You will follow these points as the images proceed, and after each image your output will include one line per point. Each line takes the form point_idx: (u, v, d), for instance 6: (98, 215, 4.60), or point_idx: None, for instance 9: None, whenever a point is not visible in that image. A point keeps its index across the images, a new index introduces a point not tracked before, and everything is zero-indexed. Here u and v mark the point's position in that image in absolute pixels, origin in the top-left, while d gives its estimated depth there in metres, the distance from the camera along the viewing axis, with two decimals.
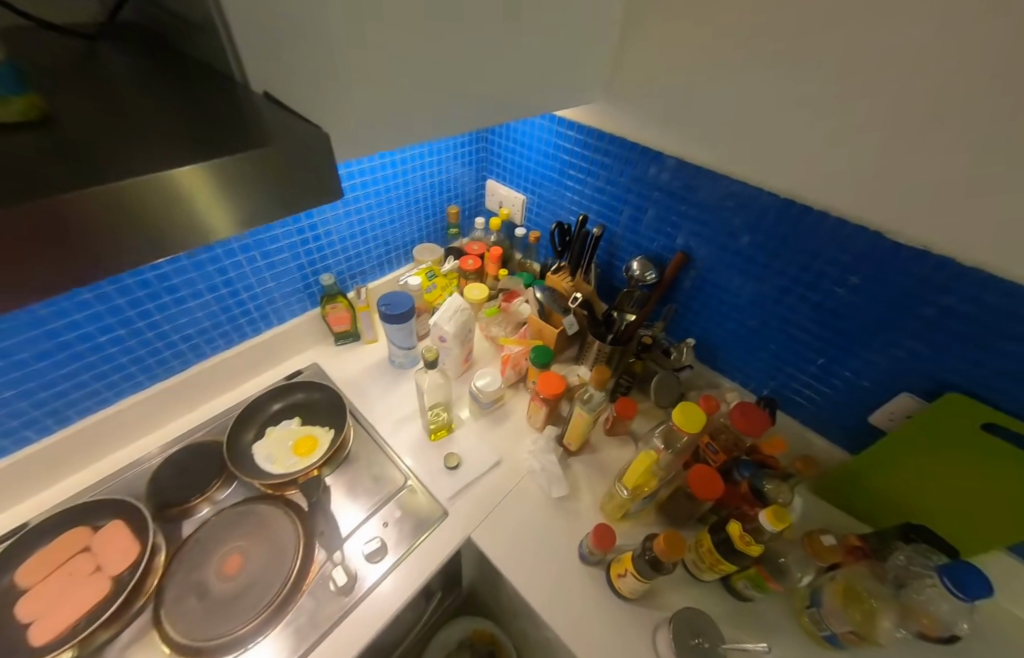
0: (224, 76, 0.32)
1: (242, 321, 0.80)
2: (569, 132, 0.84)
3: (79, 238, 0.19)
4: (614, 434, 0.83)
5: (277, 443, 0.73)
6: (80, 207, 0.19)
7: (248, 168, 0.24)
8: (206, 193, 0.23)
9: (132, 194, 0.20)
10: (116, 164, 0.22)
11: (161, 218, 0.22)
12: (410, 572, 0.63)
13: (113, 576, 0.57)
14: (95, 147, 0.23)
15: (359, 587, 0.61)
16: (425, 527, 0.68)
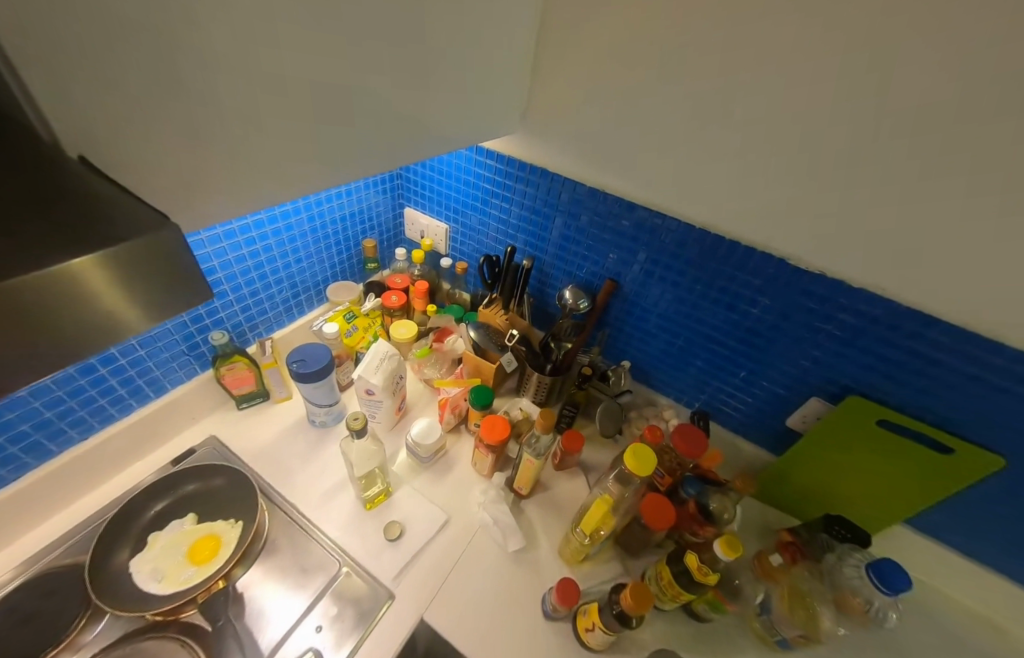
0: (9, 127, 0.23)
1: (103, 403, 0.63)
2: (489, 162, 0.81)
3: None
4: (563, 469, 0.81)
5: (164, 554, 0.59)
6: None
7: (148, 261, 0.20)
8: (61, 310, 0.17)
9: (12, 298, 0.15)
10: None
11: (58, 320, 0.17)
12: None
13: None
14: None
15: None
16: (369, 618, 0.59)
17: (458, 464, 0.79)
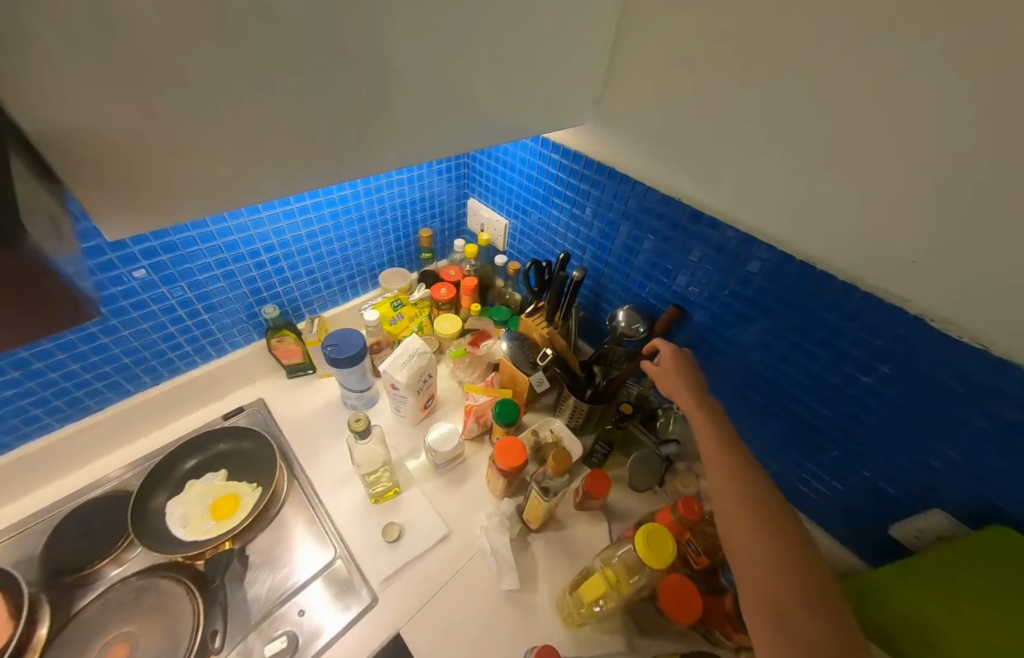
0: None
1: (172, 356, 0.72)
2: (554, 156, 0.73)
3: None
4: (583, 509, 0.72)
5: (194, 503, 0.65)
6: None
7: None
8: None
9: None
10: None
11: None
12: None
13: None
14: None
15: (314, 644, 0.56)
16: (350, 614, 0.59)
17: (473, 476, 0.75)
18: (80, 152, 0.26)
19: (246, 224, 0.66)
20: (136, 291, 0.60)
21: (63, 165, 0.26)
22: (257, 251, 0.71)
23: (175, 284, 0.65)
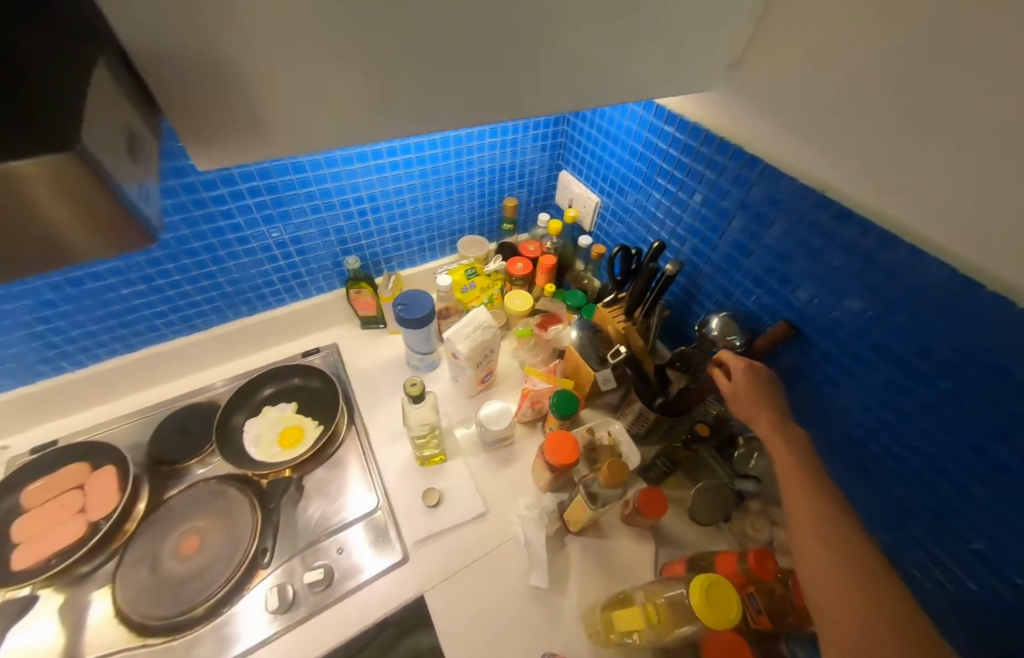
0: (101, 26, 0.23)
1: (265, 291, 0.78)
2: (668, 129, 0.64)
3: None
4: (630, 524, 0.67)
5: (266, 427, 0.71)
6: None
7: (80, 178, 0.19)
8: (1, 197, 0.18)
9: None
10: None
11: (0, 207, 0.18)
12: (350, 619, 0.57)
13: (91, 521, 0.59)
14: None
15: (350, 580, 0.59)
16: (387, 565, 0.61)
17: (518, 461, 0.73)
18: (184, 77, 0.26)
19: (338, 174, 0.68)
20: (240, 226, 0.66)
21: (166, 84, 0.26)
22: (348, 202, 0.73)
23: (273, 224, 0.69)
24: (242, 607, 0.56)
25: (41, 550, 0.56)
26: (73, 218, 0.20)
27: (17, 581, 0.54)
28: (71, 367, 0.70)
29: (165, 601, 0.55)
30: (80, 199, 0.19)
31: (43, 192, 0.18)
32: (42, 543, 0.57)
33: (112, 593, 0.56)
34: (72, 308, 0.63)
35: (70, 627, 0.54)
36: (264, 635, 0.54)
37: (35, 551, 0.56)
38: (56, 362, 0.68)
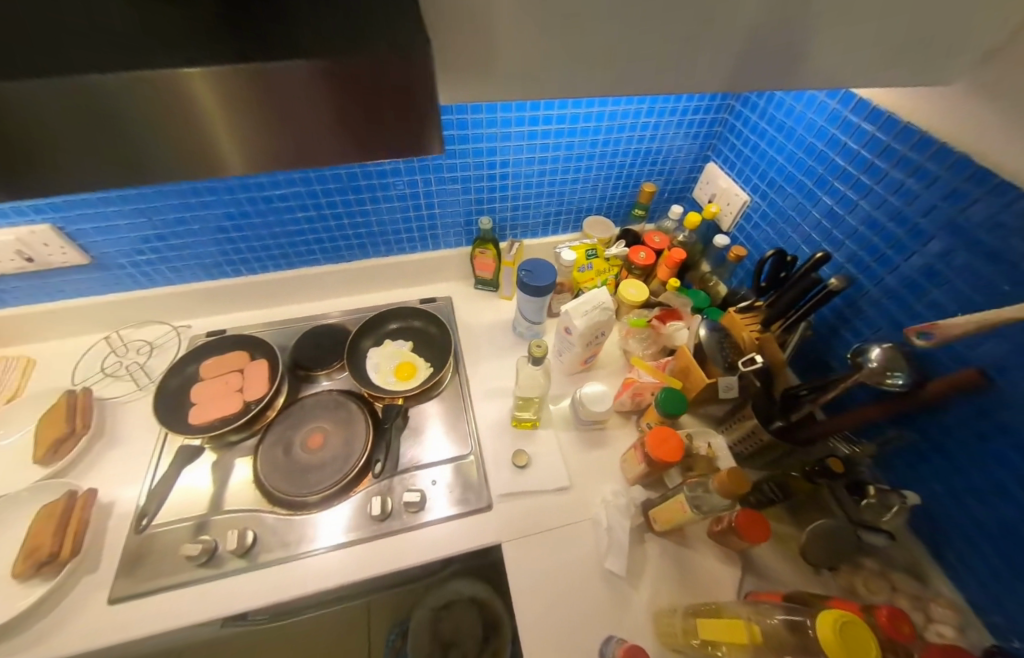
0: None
1: (404, 236, 0.86)
2: (864, 126, 0.56)
3: (115, 128, 0.21)
4: (719, 542, 0.63)
5: (385, 357, 0.78)
6: (109, 91, 0.20)
7: (240, 86, 0.22)
8: (184, 108, 0.21)
9: (156, 87, 0.20)
10: (172, 50, 0.21)
11: (185, 122, 0.22)
12: (413, 550, 0.61)
13: (246, 400, 0.70)
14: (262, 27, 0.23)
15: (420, 516, 0.63)
16: (450, 512, 0.64)
17: (608, 448, 0.72)
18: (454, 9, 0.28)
19: (493, 135, 0.71)
20: (399, 171, 0.73)
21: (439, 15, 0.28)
22: (494, 164, 0.76)
23: (426, 174, 0.75)
24: (323, 516, 0.63)
25: (209, 414, 0.69)
26: (240, 135, 0.24)
27: (191, 432, 0.67)
28: (246, 272, 0.83)
29: (290, 481, 0.64)
30: (236, 115, 0.23)
31: (206, 98, 0.21)
32: (211, 408, 0.69)
33: (253, 463, 0.66)
34: (259, 221, 0.75)
35: (220, 480, 0.66)
36: (335, 542, 0.61)
37: (205, 413, 0.69)
38: (238, 265, 0.82)
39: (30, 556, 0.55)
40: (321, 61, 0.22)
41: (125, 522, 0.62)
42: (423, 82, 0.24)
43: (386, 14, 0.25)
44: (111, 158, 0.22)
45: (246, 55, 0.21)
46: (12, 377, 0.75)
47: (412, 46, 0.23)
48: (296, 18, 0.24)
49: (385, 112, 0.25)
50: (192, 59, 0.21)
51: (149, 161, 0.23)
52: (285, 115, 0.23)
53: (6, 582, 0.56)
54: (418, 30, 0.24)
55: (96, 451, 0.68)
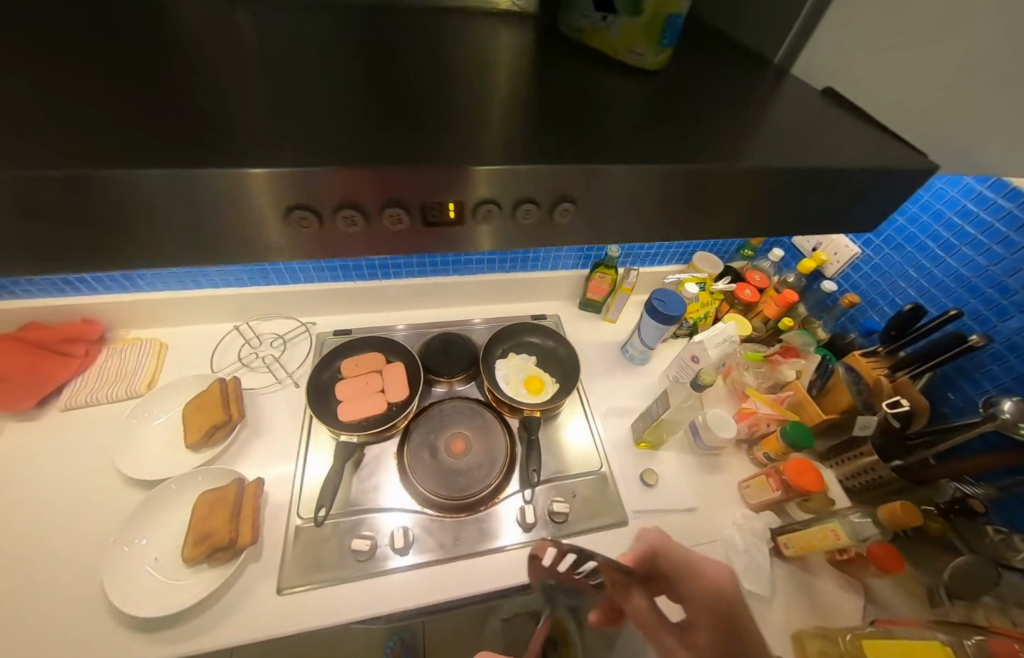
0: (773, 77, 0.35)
1: (527, 256, 0.90)
2: (1001, 202, 0.62)
3: (163, 212, 0.25)
4: (840, 570, 0.67)
5: (513, 370, 0.81)
6: (168, 182, 0.24)
7: (284, 184, 0.25)
8: (230, 198, 0.25)
9: (207, 180, 0.24)
10: (230, 149, 0.25)
11: (234, 210, 0.25)
12: (477, 577, 0.61)
13: (389, 402, 0.73)
14: (690, 140, 0.31)
15: (486, 543, 0.64)
16: (518, 539, 0.65)
17: (726, 473, 0.76)
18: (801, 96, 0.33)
19: None
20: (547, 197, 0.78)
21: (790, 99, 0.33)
22: None
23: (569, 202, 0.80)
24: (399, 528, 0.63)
25: (355, 411, 0.71)
26: (279, 223, 0.27)
27: (340, 429, 0.69)
28: (378, 275, 0.86)
29: (441, 483, 0.67)
30: (284, 208, 0.26)
31: (258, 188, 0.25)
32: (355, 406, 0.71)
33: (402, 463, 0.69)
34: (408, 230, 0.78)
35: (364, 478, 0.68)
36: (408, 564, 0.61)
37: (350, 411, 0.71)
38: (372, 268, 0.85)
39: (204, 542, 0.56)
40: (348, 170, 0.25)
41: (280, 514, 0.64)
42: (442, 184, 0.27)
43: (771, 132, 0.33)
44: (179, 242, 0.26)
45: (290, 158, 0.25)
46: (148, 360, 0.75)
47: (449, 156, 0.27)
48: (706, 130, 0.32)
49: (409, 208, 0.27)
50: (255, 163, 0.24)
51: (199, 245, 0.27)
52: (324, 209, 0.27)
53: (176, 565, 0.57)
54: (456, 145, 0.27)
55: (242, 438, 0.70)
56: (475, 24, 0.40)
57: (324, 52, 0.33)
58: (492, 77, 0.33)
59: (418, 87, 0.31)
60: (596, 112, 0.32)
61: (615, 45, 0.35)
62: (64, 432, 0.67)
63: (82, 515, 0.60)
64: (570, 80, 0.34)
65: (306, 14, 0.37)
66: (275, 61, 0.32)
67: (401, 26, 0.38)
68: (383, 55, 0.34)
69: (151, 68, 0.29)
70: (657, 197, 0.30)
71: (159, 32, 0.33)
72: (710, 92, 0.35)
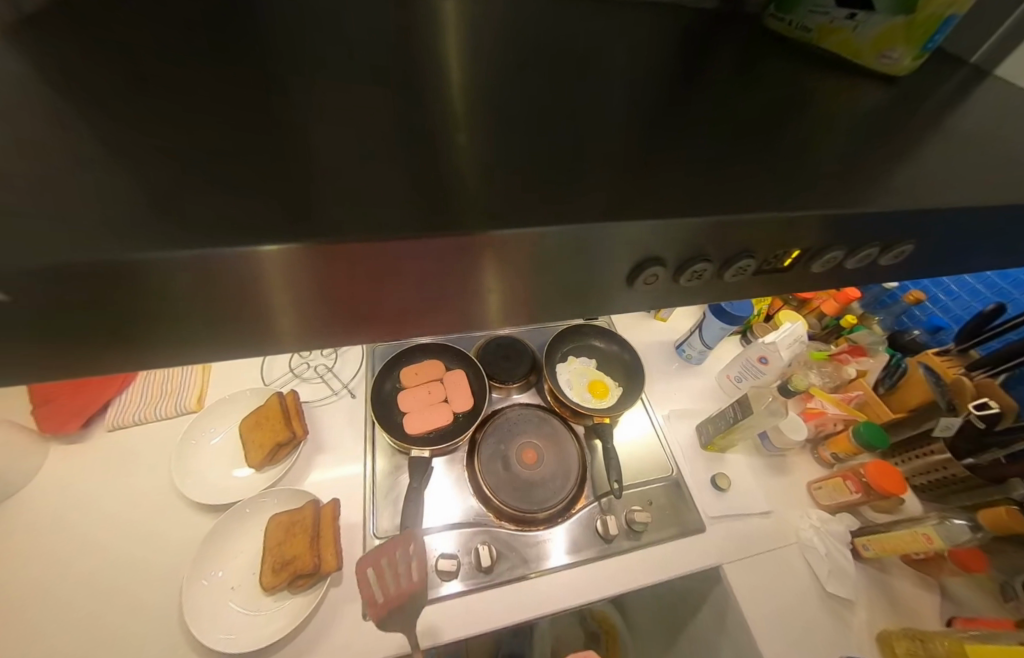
0: (959, 95, 0.36)
1: None
2: None
3: (157, 295, 0.22)
4: (916, 568, 0.67)
5: (575, 374, 0.79)
6: (168, 268, 0.20)
7: (301, 259, 0.22)
8: (242, 278, 0.22)
9: (210, 261, 0.21)
10: (237, 212, 0.22)
11: (245, 288, 0.22)
12: (517, 605, 0.59)
13: (456, 413, 0.70)
14: (871, 172, 0.29)
15: (542, 563, 0.62)
16: (570, 560, 0.63)
17: (795, 474, 0.76)
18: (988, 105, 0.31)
19: None
20: None
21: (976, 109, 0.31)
22: None
23: None
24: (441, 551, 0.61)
25: (423, 424, 0.68)
26: (290, 299, 0.24)
27: (408, 444, 0.67)
28: None
29: (519, 497, 0.65)
30: (296, 286, 0.23)
31: (274, 264, 0.22)
32: (422, 418, 0.69)
33: (474, 476, 0.67)
34: None
35: (438, 493, 0.66)
36: (470, 586, 0.59)
37: (418, 423, 0.68)
38: None
39: (285, 569, 0.54)
40: (366, 241, 0.22)
41: (355, 534, 0.61)
42: (468, 256, 0.24)
43: (953, 158, 0.31)
44: (194, 328, 0.24)
45: (308, 229, 0.22)
46: (193, 373, 0.70)
47: (472, 218, 0.24)
48: (882, 158, 0.30)
49: (433, 281, 0.25)
50: (269, 240, 0.21)
51: (197, 324, 0.24)
52: (340, 287, 0.24)
53: (255, 595, 0.54)
54: (491, 204, 0.24)
55: (305, 453, 0.67)
56: (603, 32, 0.37)
57: (465, 71, 0.31)
58: (644, 97, 0.31)
59: (467, 129, 0.27)
60: (668, 154, 0.28)
61: (863, 49, 0.34)
62: (117, 455, 0.63)
63: (149, 546, 0.56)
64: (729, 98, 0.32)
65: (431, 27, 0.34)
66: (422, 84, 0.29)
67: (531, 38, 0.35)
68: (522, 75, 0.32)
69: (308, 105, 0.27)
70: (699, 244, 0.28)
71: (294, 56, 0.30)
72: (881, 108, 0.33)
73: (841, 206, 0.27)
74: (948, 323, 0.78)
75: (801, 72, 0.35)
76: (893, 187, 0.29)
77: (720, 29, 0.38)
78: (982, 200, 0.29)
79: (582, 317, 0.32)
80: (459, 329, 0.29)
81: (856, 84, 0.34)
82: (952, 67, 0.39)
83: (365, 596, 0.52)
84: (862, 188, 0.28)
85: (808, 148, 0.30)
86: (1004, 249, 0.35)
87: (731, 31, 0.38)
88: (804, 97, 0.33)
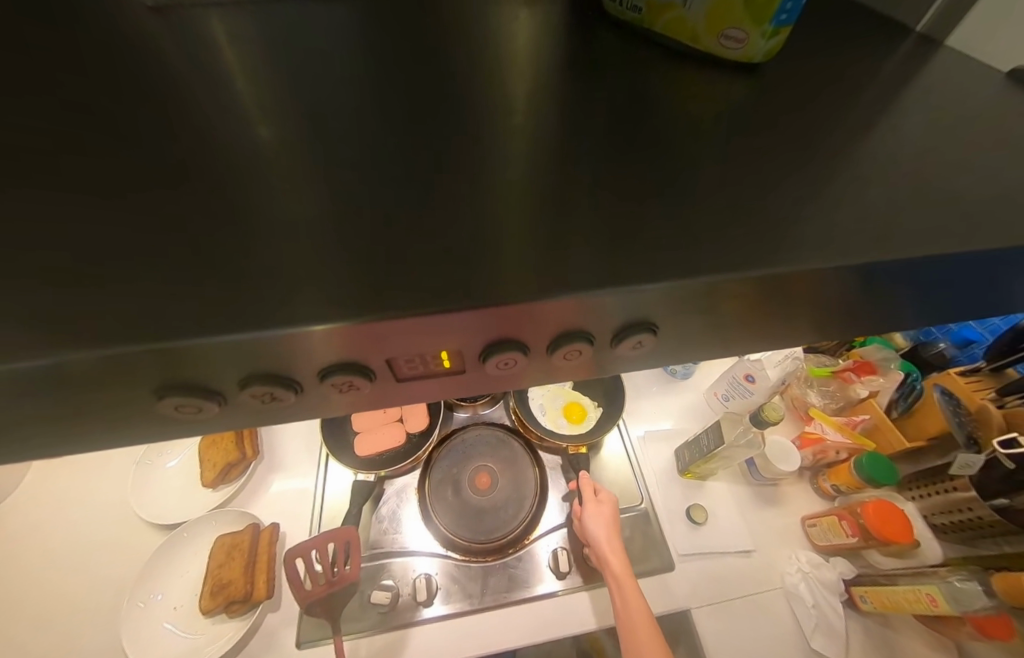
0: (900, 94, 0.29)
1: None
2: None
3: (190, 361, 0.21)
4: (929, 627, 0.57)
5: (549, 397, 0.73)
6: (215, 346, 0.20)
7: (350, 332, 0.21)
8: (285, 349, 0.21)
9: (263, 342, 0.20)
10: (262, 277, 0.21)
11: (286, 355, 0.22)
12: (522, 629, 0.57)
13: (409, 433, 0.67)
14: (751, 212, 0.24)
15: (533, 588, 0.59)
16: (559, 586, 0.59)
17: (787, 507, 0.67)
18: None
19: None
20: None
21: None
22: None
23: None
24: (384, 581, 0.58)
25: (373, 446, 0.65)
26: (335, 360, 0.23)
27: (358, 465, 0.65)
28: None
29: (467, 527, 0.62)
30: (339, 350, 0.22)
31: (324, 337, 0.21)
32: (373, 440, 0.66)
33: (422, 501, 0.64)
34: None
35: (388, 518, 0.63)
36: (439, 614, 0.57)
37: (368, 445, 0.66)
38: None
39: (221, 593, 0.54)
40: (416, 315, 0.21)
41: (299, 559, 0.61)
42: (514, 320, 0.22)
43: (871, 186, 0.25)
44: (9, 425, 0.23)
45: (347, 301, 0.20)
46: None
47: (499, 278, 0.21)
48: (773, 191, 0.24)
49: (476, 349, 0.24)
50: (28, 346, 0.19)
51: (227, 381, 0.23)
52: (388, 358, 0.24)
53: (196, 617, 0.55)
54: (543, 264, 0.22)
55: (260, 474, 0.66)
56: (474, 35, 0.32)
57: (290, 100, 0.27)
58: (496, 127, 0.27)
59: (276, 183, 0.24)
60: (513, 202, 0.24)
61: (699, 30, 0.29)
62: (94, 467, 0.65)
63: (104, 569, 0.58)
64: (600, 121, 0.27)
65: (276, 49, 0.30)
66: (234, 126, 0.26)
67: (390, 57, 0.31)
68: (362, 107, 0.27)
69: (83, 153, 0.24)
70: (730, 297, 0.24)
71: (91, 86, 0.26)
72: (785, 121, 0.27)
73: (723, 262, 0.22)
74: (983, 335, 0.65)
75: (696, 88, 0.29)
76: (777, 221, 0.23)
77: (619, 29, 0.32)
78: (893, 241, 0.23)
79: (602, 369, 0.30)
80: (502, 388, 0.29)
81: (755, 91, 0.29)
82: (914, 59, 0.31)
83: (294, 584, 0.53)
84: (730, 237, 0.23)
85: (674, 176, 0.25)
86: (965, 284, 0.27)
87: (631, 36, 0.32)
88: (688, 109, 0.28)
